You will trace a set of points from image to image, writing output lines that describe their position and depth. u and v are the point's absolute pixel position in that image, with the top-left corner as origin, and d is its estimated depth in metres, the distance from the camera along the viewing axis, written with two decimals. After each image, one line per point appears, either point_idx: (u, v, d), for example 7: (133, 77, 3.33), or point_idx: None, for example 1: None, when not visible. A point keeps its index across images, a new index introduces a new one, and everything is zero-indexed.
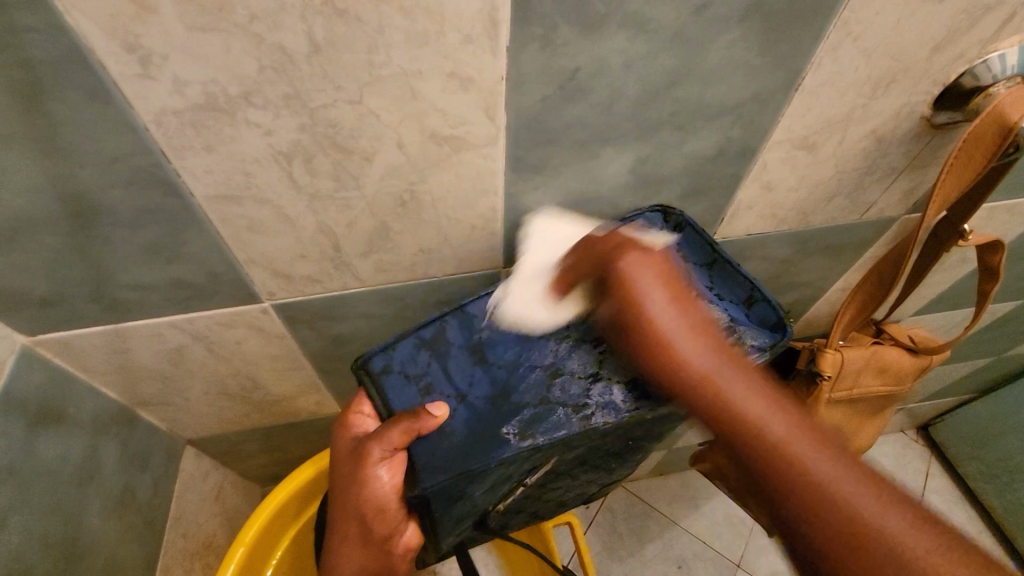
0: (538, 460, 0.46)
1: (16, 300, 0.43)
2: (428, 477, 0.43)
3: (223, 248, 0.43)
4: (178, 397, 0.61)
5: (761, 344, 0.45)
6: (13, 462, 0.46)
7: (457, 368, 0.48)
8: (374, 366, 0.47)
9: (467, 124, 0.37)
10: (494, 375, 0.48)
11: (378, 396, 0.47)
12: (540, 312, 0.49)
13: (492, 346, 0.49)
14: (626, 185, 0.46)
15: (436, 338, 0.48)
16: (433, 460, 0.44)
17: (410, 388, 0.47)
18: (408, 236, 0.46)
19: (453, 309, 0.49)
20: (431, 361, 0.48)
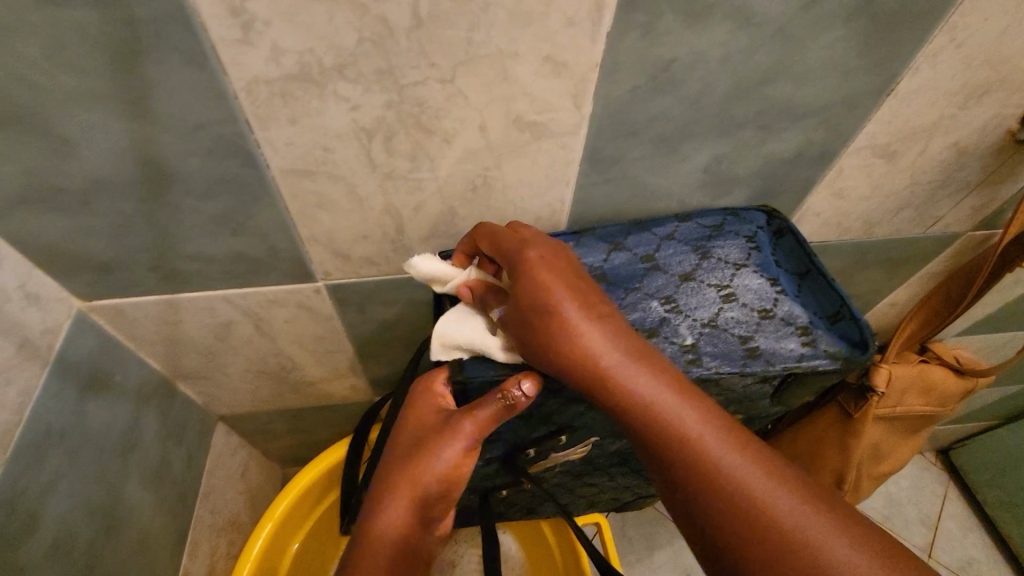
0: (571, 411, 0.46)
1: (78, 263, 0.43)
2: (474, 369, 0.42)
3: (288, 223, 0.42)
4: (218, 371, 0.61)
5: (834, 353, 0.40)
6: (65, 424, 0.45)
7: None
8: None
9: (553, 111, 0.37)
10: None
11: (447, 292, 0.46)
12: (615, 264, 0.45)
13: None
14: (697, 184, 0.45)
15: None
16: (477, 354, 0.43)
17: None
18: (472, 223, 0.45)
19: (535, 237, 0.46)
20: None
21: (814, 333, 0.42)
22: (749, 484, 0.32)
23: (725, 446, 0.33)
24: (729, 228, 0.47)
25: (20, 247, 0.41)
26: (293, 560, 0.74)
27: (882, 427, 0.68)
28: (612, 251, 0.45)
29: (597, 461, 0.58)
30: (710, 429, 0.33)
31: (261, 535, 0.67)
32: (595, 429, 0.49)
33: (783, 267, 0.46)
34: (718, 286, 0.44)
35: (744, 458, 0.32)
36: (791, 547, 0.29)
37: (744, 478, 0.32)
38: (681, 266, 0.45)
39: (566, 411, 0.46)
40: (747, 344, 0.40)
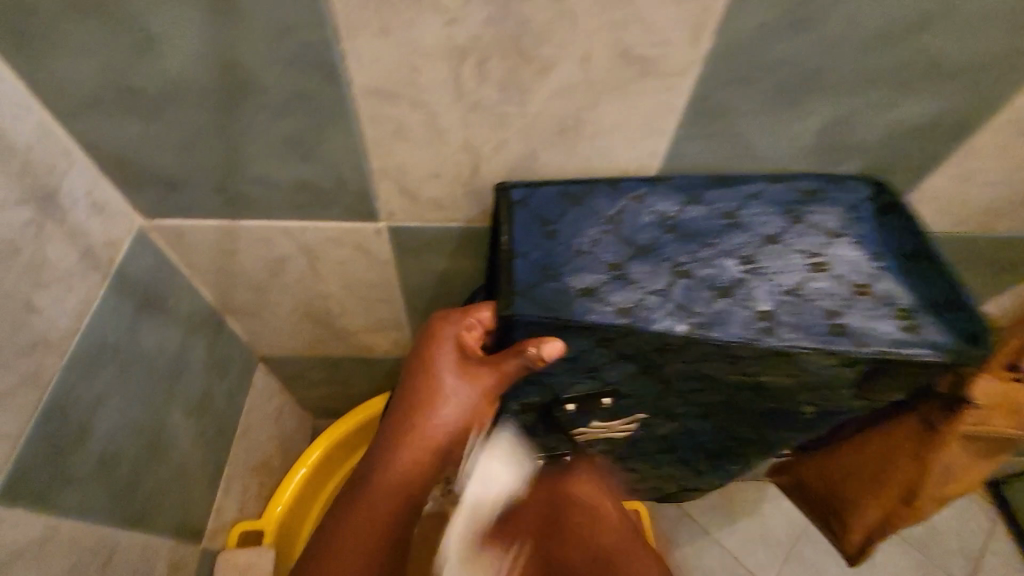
0: (623, 372, 0.39)
1: (145, 176, 0.41)
2: (525, 306, 0.36)
3: (360, 153, 0.40)
4: (267, 309, 0.60)
5: (937, 344, 0.35)
6: (120, 339, 0.44)
7: (583, 224, 0.40)
8: (515, 195, 0.41)
9: (667, 45, 0.33)
10: (624, 245, 0.39)
11: (505, 224, 0.40)
12: (691, 218, 0.40)
13: (630, 221, 0.40)
14: (807, 150, 0.40)
15: (583, 195, 0.41)
16: (533, 290, 0.37)
17: (536, 233, 0.40)
18: (552, 171, 0.42)
19: (607, 180, 0.42)
20: (569, 211, 0.40)
21: (916, 320, 0.36)
22: None
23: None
24: (828, 195, 0.41)
25: (91, 152, 0.39)
26: (322, 510, 0.74)
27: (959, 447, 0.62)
28: (688, 204, 0.41)
29: (643, 445, 0.55)
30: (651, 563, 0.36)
31: (293, 481, 0.67)
32: (643, 399, 0.44)
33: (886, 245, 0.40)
34: (806, 255, 0.39)
35: None
36: None
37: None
38: (768, 228, 0.40)
39: (618, 371, 0.39)
40: (835, 319, 0.36)
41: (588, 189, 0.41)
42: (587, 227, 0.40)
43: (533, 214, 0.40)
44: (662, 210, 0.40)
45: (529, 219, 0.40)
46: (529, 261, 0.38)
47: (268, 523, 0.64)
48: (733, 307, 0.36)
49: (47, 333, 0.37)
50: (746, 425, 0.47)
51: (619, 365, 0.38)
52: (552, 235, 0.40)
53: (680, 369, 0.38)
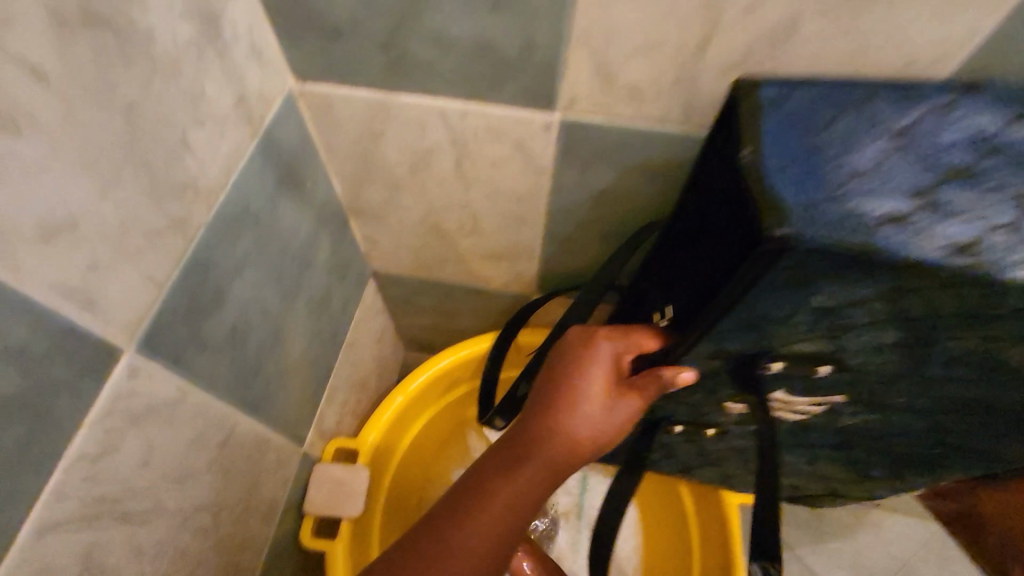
0: (872, 338, 0.30)
1: (309, 22, 0.36)
2: (807, 222, 0.25)
3: (566, 6, 0.32)
4: (394, 215, 0.55)
5: None
6: (260, 211, 0.40)
7: (866, 139, 0.29)
8: (765, 93, 0.30)
9: None
10: (934, 169, 0.27)
11: (750, 131, 0.29)
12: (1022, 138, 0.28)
13: (936, 136, 0.28)
14: None
15: (859, 100, 0.30)
16: (816, 212, 0.25)
17: (792, 143, 0.29)
18: (808, 55, 0.32)
19: (890, 82, 0.30)
20: (841, 118, 0.29)
21: None
22: None
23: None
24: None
25: None
26: (410, 446, 0.70)
27: None
28: (1020, 119, 0.28)
29: (804, 433, 0.47)
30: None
31: (390, 406, 0.63)
32: (864, 378, 0.35)
33: None
34: None
35: None
36: None
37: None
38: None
39: (869, 333, 0.30)
40: None
41: (865, 94, 0.30)
42: (870, 139, 0.29)
43: (785, 122, 0.29)
44: (981, 124, 0.28)
45: (781, 125, 0.29)
46: (790, 175, 0.27)
47: (363, 444, 0.60)
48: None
49: (199, 177, 0.33)
50: (980, 427, 0.38)
51: (889, 325, 0.29)
52: (822, 148, 0.28)
53: (966, 345, 0.29)
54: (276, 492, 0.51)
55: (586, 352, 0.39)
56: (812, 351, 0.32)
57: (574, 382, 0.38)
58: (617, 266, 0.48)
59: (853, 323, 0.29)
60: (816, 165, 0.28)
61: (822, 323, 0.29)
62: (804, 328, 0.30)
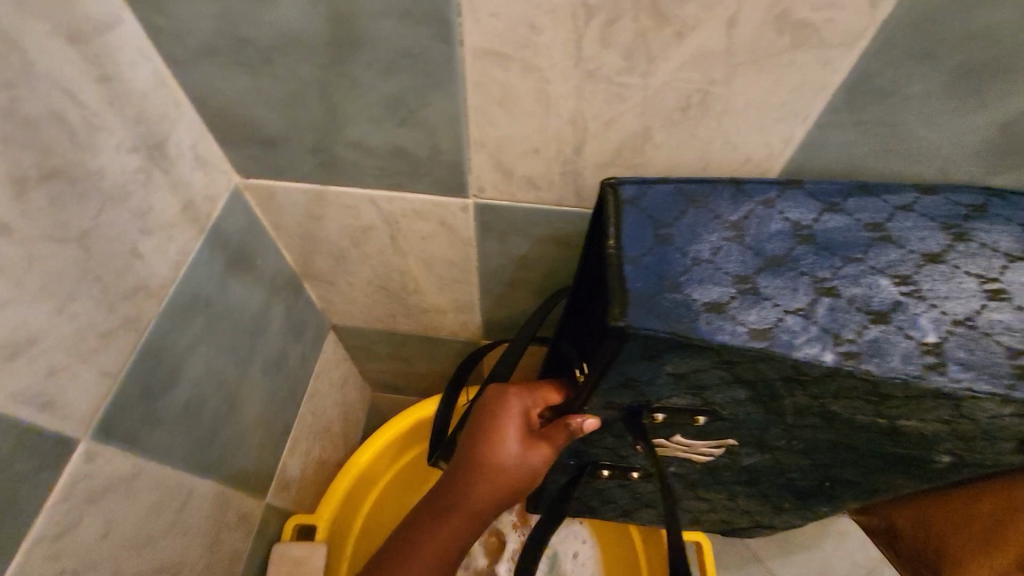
0: (728, 395, 0.36)
1: (246, 133, 0.41)
2: (638, 313, 0.31)
3: (460, 120, 0.38)
4: (343, 278, 0.60)
5: None
6: (210, 294, 0.45)
7: (706, 230, 0.35)
8: (625, 192, 0.37)
9: (835, 9, 0.28)
10: (757, 256, 0.34)
11: (613, 223, 0.35)
12: (831, 227, 0.34)
13: (763, 226, 0.35)
14: (980, 147, 0.34)
15: (703, 196, 0.36)
16: (651, 300, 0.32)
17: (646, 235, 0.34)
18: (665, 154, 0.38)
19: (729, 180, 0.37)
20: (687, 212, 0.36)
21: None
22: None
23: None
24: (999, 211, 0.34)
25: (198, 104, 0.39)
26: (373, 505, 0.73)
27: None
28: (828, 211, 0.35)
29: (718, 473, 0.51)
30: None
31: (344, 479, 0.67)
32: (739, 424, 0.40)
33: None
34: (979, 278, 0.32)
35: None
36: None
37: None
38: (926, 245, 0.33)
39: (724, 390, 0.35)
40: (1017, 362, 0.30)
41: (707, 189, 0.37)
42: (709, 230, 0.35)
43: (643, 215, 0.35)
44: (799, 216, 0.35)
45: (640, 219, 0.35)
46: (641, 265, 0.33)
47: (320, 520, 0.63)
48: (890, 336, 0.30)
49: (148, 278, 0.37)
50: (853, 467, 0.43)
51: (730, 385, 0.34)
52: (670, 239, 0.34)
53: (802, 402, 0.34)
54: (238, 544, 0.54)
55: (498, 406, 0.43)
56: (681, 404, 0.38)
57: (488, 433, 0.42)
58: (536, 324, 0.53)
59: (702, 383, 0.35)
60: (663, 255, 0.34)
61: (678, 383, 0.35)
62: (667, 384, 0.36)
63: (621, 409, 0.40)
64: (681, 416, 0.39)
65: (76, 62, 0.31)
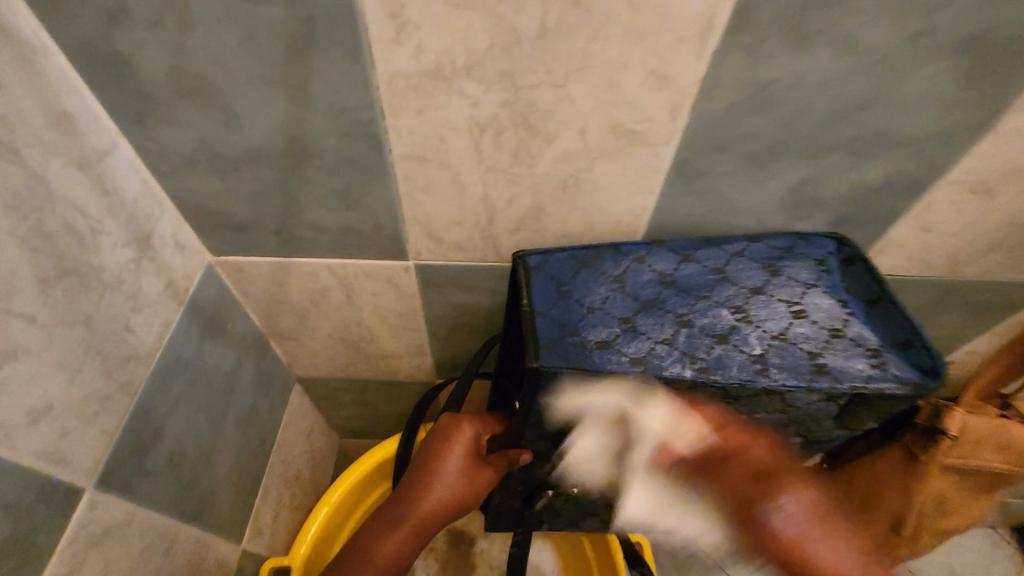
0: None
1: (218, 221, 0.50)
2: (548, 356, 0.41)
3: (396, 203, 0.48)
4: (306, 334, 0.68)
5: (904, 376, 0.41)
6: (189, 357, 0.52)
7: (595, 285, 0.46)
8: (531, 261, 0.48)
9: (650, 121, 0.40)
10: (634, 301, 0.45)
11: (525, 286, 0.46)
12: (686, 274, 0.47)
13: (636, 279, 0.46)
14: (779, 203, 0.46)
15: (591, 258, 0.48)
16: (556, 343, 0.42)
17: (551, 293, 0.45)
18: (557, 220, 0.49)
19: (610, 246, 0.49)
20: (580, 272, 0.47)
21: (886, 355, 0.42)
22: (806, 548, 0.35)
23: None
24: (800, 250, 0.48)
25: (178, 202, 0.48)
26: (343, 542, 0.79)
27: (951, 479, 0.64)
28: (682, 262, 0.47)
29: None
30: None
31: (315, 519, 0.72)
32: None
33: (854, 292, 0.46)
34: (788, 303, 0.45)
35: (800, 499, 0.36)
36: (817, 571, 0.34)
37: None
38: (753, 281, 0.46)
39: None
40: (816, 360, 0.42)
41: (594, 253, 0.48)
42: (598, 284, 0.46)
43: (548, 278, 0.46)
44: (660, 268, 0.47)
45: (546, 282, 0.46)
46: (548, 317, 0.43)
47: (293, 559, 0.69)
48: (728, 352, 0.42)
49: (138, 349, 0.45)
50: None
51: None
52: (569, 294, 0.45)
53: None
54: None
55: (453, 431, 0.52)
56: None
57: (442, 453, 0.51)
58: (477, 366, 0.62)
59: None
60: (564, 307, 0.44)
61: None
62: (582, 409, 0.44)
63: (552, 436, 0.48)
64: None
65: (83, 183, 0.39)
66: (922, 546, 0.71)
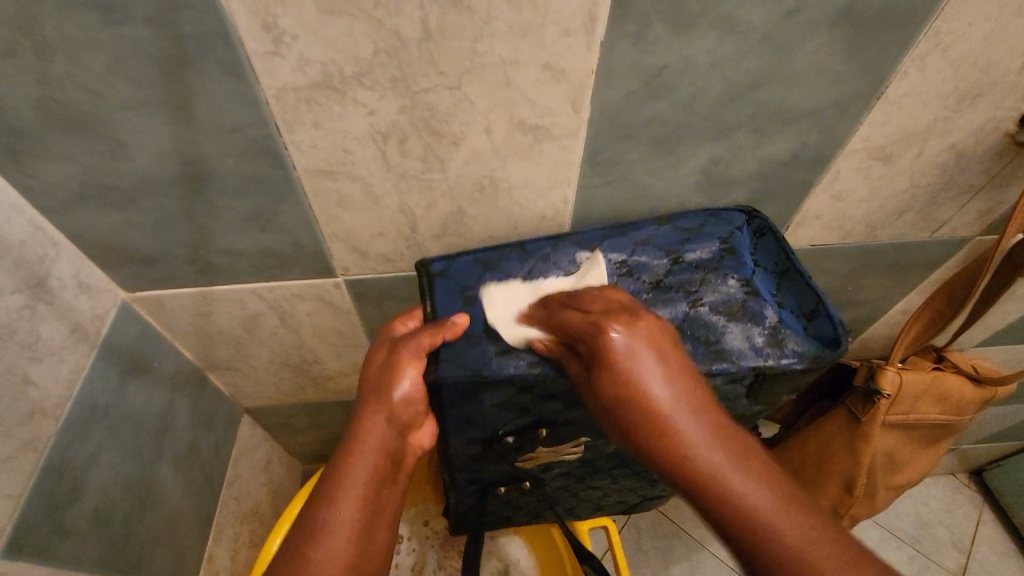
0: (549, 408, 0.45)
1: (126, 256, 0.47)
2: (447, 368, 0.41)
3: (311, 220, 0.46)
4: (245, 363, 0.65)
5: (801, 351, 0.42)
6: (108, 403, 0.49)
7: (501, 288, 0.46)
8: (435, 267, 0.47)
9: (553, 115, 0.39)
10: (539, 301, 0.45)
11: (428, 298, 0.45)
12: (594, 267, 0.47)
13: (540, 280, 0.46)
14: (696, 185, 0.47)
15: (497, 261, 0.47)
16: (456, 353, 0.42)
17: (457, 300, 0.45)
18: (481, 222, 0.48)
19: (516, 244, 0.48)
20: (486, 276, 0.47)
21: (784, 331, 0.43)
22: (682, 451, 0.34)
23: (768, 501, 0.32)
24: (707, 230, 0.48)
25: (75, 239, 0.45)
26: None
27: (896, 435, 0.67)
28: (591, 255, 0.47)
29: (595, 463, 0.58)
30: (768, 495, 0.32)
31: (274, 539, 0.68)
32: (578, 431, 0.49)
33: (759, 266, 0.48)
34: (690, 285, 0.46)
35: (705, 437, 0.34)
36: (725, 516, 0.32)
37: (751, 497, 0.32)
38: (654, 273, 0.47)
39: (544, 404, 0.44)
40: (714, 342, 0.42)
41: (501, 254, 0.48)
42: (505, 287, 0.46)
43: (454, 285, 0.46)
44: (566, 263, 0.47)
45: (452, 289, 0.46)
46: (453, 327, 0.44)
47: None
48: None
49: (42, 401, 0.42)
50: None
51: (545, 400, 0.44)
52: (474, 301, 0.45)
53: None
54: None
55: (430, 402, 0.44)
56: (520, 424, 0.46)
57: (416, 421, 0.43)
58: None
59: (522, 407, 0.44)
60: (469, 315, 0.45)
61: (504, 412, 0.44)
62: (498, 413, 0.44)
63: (478, 442, 0.47)
64: (527, 437, 0.48)
65: None
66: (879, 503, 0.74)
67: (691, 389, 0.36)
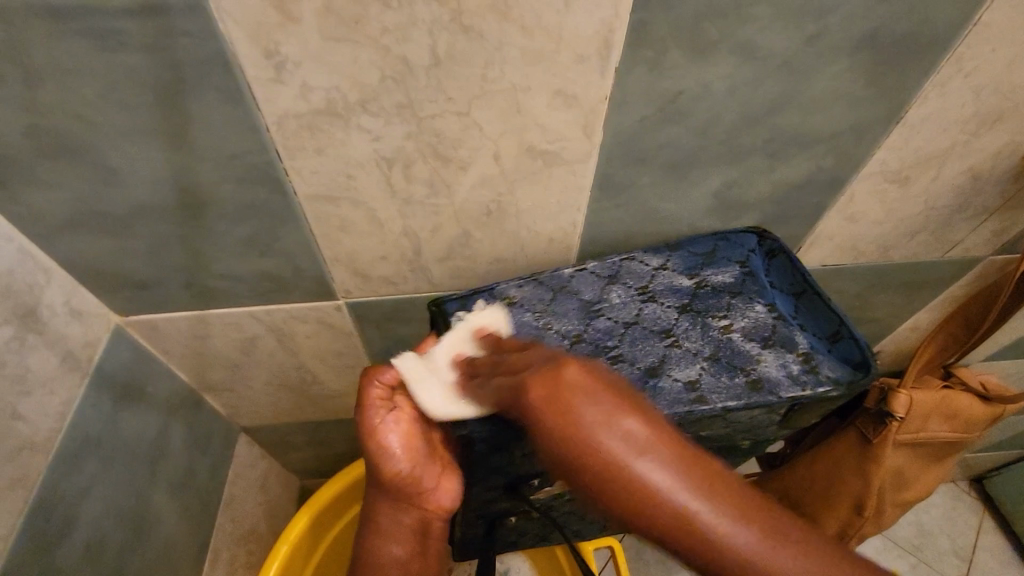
0: None
1: (118, 281, 0.46)
2: (479, 419, 0.40)
3: (312, 244, 0.45)
4: (242, 384, 0.63)
5: (836, 378, 0.41)
6: (100, 433, 0.47)
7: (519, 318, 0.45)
8: (449, 306, 0.45)
9: (564, 141, 0.38)
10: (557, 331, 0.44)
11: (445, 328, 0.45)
12: (615, 296, 0.46)
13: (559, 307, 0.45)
14: (707, 208, 0.46)
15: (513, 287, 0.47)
16: None
17: None
18: (487, 245, 0.47)
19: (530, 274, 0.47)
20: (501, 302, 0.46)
21: (815, 358, 0.42)
22: (716, 537, 0.28)
23: (760, 538, 0.28)
24: (722, 253, 0.47)
25: (66, 265, 0.43)
26: None
27: (905, 453, 0.66)
28: (612, 283, 0.46)
29: None
30: (765, 541, 0.28)
31: (271, 569, 0.66)
32: None
33: (777, 289, 0.47)
34: (714, 316, 0.45)
35: (701, 496, 0.29)
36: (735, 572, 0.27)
37: (748, 545, 0.28)
38: (677, 299, 0.46)
39: None
40: (750, 376, 0.41)
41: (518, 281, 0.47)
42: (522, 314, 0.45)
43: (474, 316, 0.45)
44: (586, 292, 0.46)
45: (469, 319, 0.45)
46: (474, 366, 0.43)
47: None
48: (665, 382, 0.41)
49: (33, 435, 0.40)
50: None
51: None
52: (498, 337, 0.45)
53: None
54: None
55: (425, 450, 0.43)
56: (547, 463, 0.46)
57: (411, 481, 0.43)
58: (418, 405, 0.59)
59: None
60: None
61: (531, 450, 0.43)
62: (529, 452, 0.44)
63: (504, 483, 0.48)
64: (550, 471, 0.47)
65: None
66: (887, 520, 0.73)
67: (669, 450, 0.30)
